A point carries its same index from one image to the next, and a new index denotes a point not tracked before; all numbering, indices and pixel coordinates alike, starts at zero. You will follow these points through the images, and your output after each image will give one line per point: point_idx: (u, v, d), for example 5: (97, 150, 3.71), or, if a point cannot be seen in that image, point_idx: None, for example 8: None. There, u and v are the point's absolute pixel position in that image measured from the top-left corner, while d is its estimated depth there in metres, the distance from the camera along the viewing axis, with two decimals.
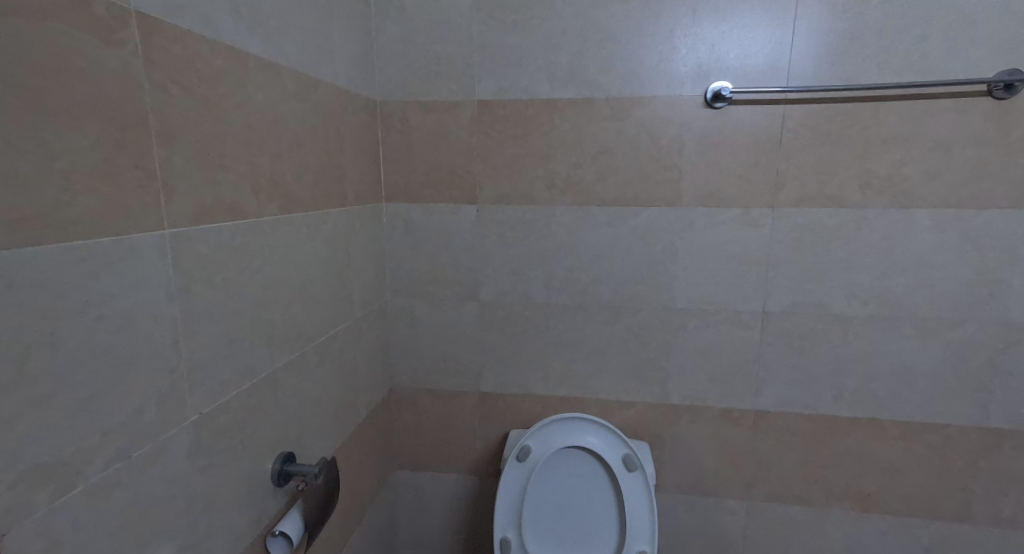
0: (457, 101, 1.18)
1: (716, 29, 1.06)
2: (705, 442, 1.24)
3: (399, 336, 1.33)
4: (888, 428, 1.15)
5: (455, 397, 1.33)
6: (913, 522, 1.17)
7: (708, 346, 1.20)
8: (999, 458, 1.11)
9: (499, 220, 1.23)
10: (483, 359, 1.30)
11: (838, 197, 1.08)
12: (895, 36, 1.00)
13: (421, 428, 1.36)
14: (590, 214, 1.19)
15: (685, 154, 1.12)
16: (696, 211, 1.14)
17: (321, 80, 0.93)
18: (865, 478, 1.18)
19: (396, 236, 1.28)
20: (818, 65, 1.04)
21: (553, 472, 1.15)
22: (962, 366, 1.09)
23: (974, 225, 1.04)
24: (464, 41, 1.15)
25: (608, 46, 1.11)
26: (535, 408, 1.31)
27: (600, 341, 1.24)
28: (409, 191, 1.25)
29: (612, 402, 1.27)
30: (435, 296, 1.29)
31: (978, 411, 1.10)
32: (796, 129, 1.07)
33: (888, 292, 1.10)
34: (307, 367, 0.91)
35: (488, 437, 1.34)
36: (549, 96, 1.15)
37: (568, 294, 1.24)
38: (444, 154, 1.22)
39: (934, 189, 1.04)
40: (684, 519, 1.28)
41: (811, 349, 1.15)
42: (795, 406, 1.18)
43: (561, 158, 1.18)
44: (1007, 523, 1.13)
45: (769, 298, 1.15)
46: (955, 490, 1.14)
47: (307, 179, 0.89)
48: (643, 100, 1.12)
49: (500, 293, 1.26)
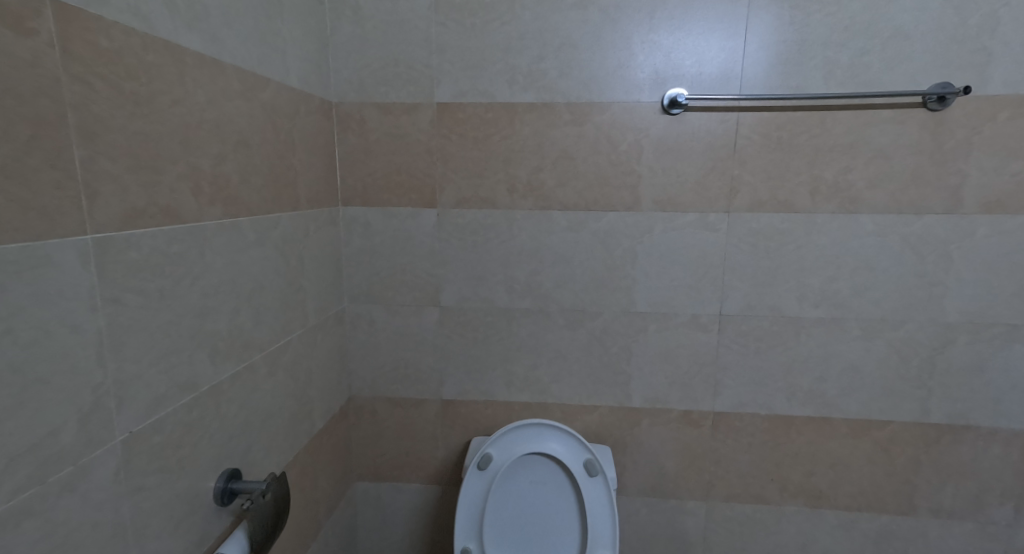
0: (416, 103, 1.16)
1: (672, 37, 1.08)
2: (665, 445, 1.25)
3: (357, 344, 1.29)
4: (838, 426, 1.19)
5: (417, 405, 1.30)
6: (861, 516, 1.21)
7: (668, 349, 1.21)
8: (939, 452, 1.16)
9: (459, 224, 1.21)
10: (445, 366, 1.28)
11: (789, 202, 1.11)
12: (839, 48, 1.04)
13: (381, 437, 1.32)
14: (551, 219, 1.19)
15: (644, 159, 1.14)
16: (656, 215, 1.16)
17: (270, 79, 0.89)
18: (818, 475, 1.21)
19: (354, 241, 1.24)
20: (768, 75, 1.07)
21: (515, 479, 1.14)
22: (904, 365, 1.14)
23: (914, 230, 1.09)
24: (422, 43, 1.13)
25: (567, 51, 1.11)
26: (498, 414, 1.29)
27: (562, 346, 1.24)
28: (368, 194, 1.22)
29: (574, 406, 1.26)
30: (395, 301, 1.26)
31: (919, 408, 1.15)
32: (749, 136, 1.10)
33: (836, 295, 1.14)
34: (256, 378, 0.86)
35: (451, 445, 1.31)
36: (509, 100, 1.15)
37: (530, 299, 1.23)
38: (403, 157, 1.19)
39: (878, 196, 1.08)
40: (646, 522, 1.28)
41: (765, 351, 1.18)
42: (751, 406, 1.21)
43: (522, 162, 1.17)
44: (945, 514, 1.18)
45: (725, 301, 1.17)
46: (900, 485, 1.19)
47: (255, 182, 0.85)
48: (602, 106, 1.13)
49: (462, 298, 1.25)
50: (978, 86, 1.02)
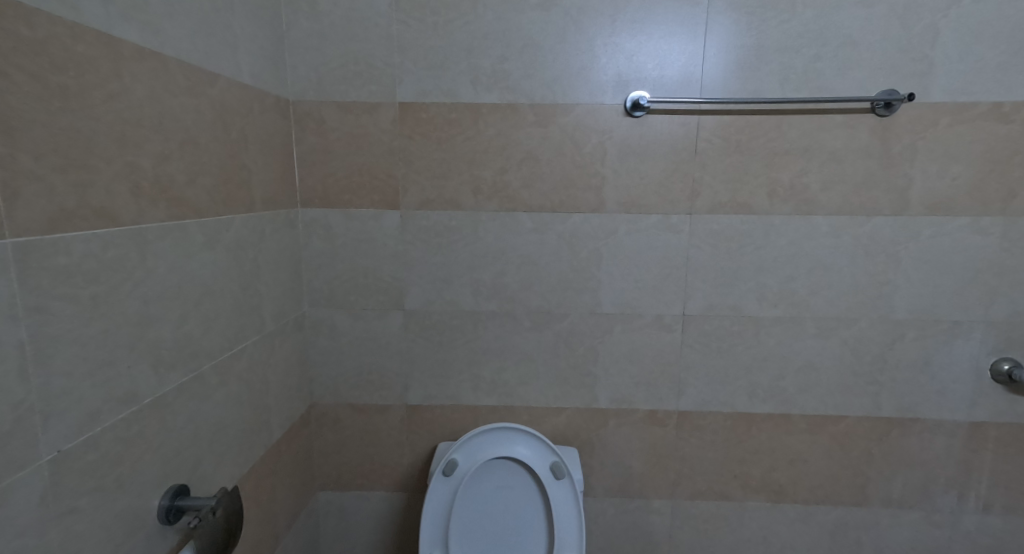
0: (378, 103, 1.14)
1: (634, 40, 1.09)
2: (631, 445, 1.26)
3: (319, 349, 1.25)
4: (796, 421, 1.22)
5: (381, 411, 1.27)
6: (819, 508, 1.25)
7: (633, 350, 1.22)
8: (891, 445, 1.21)
9: (423, 226, 1.19)
10: (410, 371, 1.25)
11: (748, 204, 1.14)
12: (793, 55, 1.07)
13: (344, 445, 1.29)
14: (517, 221, 1.18)
15: (608, 160, 1.14)
16: (620, 217, 1.17)
17: (220, 74, 0.85)
18: (778, 470, 1.24)
19: (314, 243, 1.20)
20: (727, 79, 1.09)
21: (481, 485, 1.12)
22: (857, 361, 1.18)
23: (865, 231, 1.13)
24: (383, 41, 1.11)
25: (531, 52, 1.11)
26: (464, 419, 1.27)
27: (529, 348, 1.23)
28: (328, 196, 1.18)
29: (541, 409, 1.26)
30: (358, 305, 1.23)
31: (871, 402, 1.19)
32: (710, 139, 1.12)
33: (794, 294, 1.17)
34: (206, 388, 0.82)
35: (417, 451, 1.29)
36: (472, 100, 1.13)
37: (496, 301, 1.22)
38: (364, 157, 1.16)
39: (831, 198, 1.12)
40: (614, 522, 1.29)
41: (727, 350, 1.20)
42: (714, 405, 1.23)
43: (486, 163, 1.16)
44: (896, 504, 1.23)
45: (689, 301, 1.19)
46: (855, 477, 1.23)
47: (204, 182, 0.81)
48: (566, 107, 1.13)
49: (427, 302, 1.22)
50: (921, 93, 1.06)
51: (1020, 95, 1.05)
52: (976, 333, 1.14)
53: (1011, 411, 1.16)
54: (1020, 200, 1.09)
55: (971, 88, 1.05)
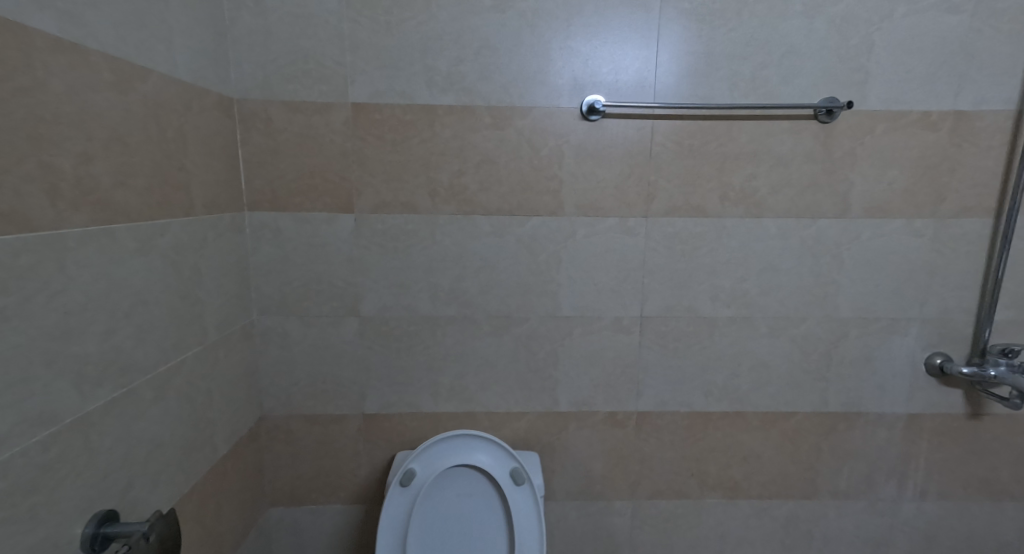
0: (329, 103, 1.10)
1: (589, 44, 1.09)
2: (592, 447, 1.26)
3: (269, 359, 1.19)
4: (750, 419, 1.25)
5: (336, 421, 1.23)
6: (772, 503, 1.29)
7: (593, 352, 1.23)
8: (837, 438, 1.25)
9: (378, 230, 1.16)
10: (366, 379, 1.22)
11: (701, 207, 1.16)
12: (742, 62, 1.10)
13: (298, 458, 1.23)
14: (475, 224, 1.16)
15: (565, 164, 1.14)
16: (578, 220, 1.17)
17: (154, 70, 0.80)
18: (733, 467, 1.27)
19: (263, 248, 1.15)
20: (680, 85, 1.11)
21: (440, 494, 1.10)
22: (805, 359, 1.22)
23: (811, 233, 1.17)
24: (333, 40, 1.08)
25: (486, 54, 1.10)
26: (424, 426, 1.25)
27: (488, 353, 1.22)
28: (278, 198, 1.13)
29: (502, 414, 1.25)
30: (311, 312, 1.19)
31: (819, 399, 1.24)
32: (664, 144, 1.14)
33: (745, 295, 1.20)
34: (140, 405, 0.77)
35: (374, 462, 1.25)
36: (428, 102, 1.11)
37: (455, 306, 1.20)
38: (315, 158, 1.12)
39: (779, 201, 1.16)
40: (576, 525, 1.29)
41: (683, 350, 1.22)
42: (671, 405, 1.25)
43: (443, 166, 1.14)
44: (843, 495, 1.28)
45: (646, 303, 1.21)
46: (805, 471, 1.27)
47: (135, 184, 0.76)
48: (523, 110, 1.12)
49: (383, 307, 1.19)
50: (860, 101, 1.12)
51: (946, 105, 1.11)
52: (912, 330, 1.20)
53: (944, 403, 1.23)
54: (949, 203, 1.15)
55: (904, 97, 1.11)
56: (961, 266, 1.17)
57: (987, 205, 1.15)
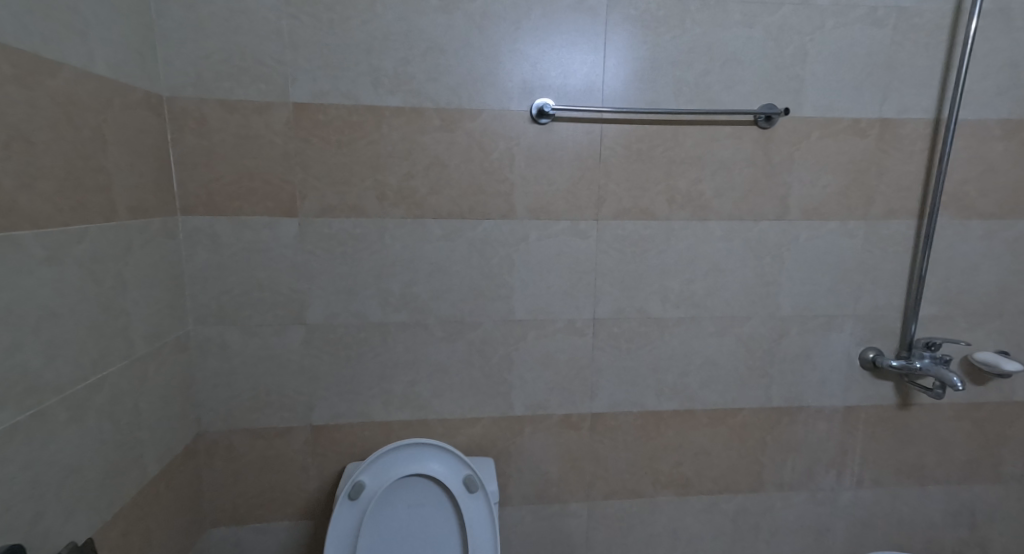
0: (269, 102, 1.06)
1: (538, 48, 1.09)
2: (547, 450, 1.26)
3: (207, 371, 1.13)
4: (699, 416, 1.28)
5: (282, 434, 1.18)
6: (721, 497, 1.32)
7: (547, 355, 1.23)
8: (781, 432, 1.30)
9: (324, 234, 1.12)
10: (313, 389, 1.17)
11: (650, 210, 1.18)
12: (685, 68, 1.13)
13: (240, 476, 1.17)
14: (425, 228, 1.14)
15: (516, 167, 1.14)
16: (530, 223, 1.17)
17: (66, 64, 0.75)
18: (684, 464, 1.30)
19: (199, 255, 1.09)
20: (627, 90, 1.13)
21: (392, 505, 1.07)
22: (750, 356, 1.26)
23: (754, 235, 1.21)
24: (272, 36, 1.03)
25: (434, 55, 1.08)
26: (376, 436, 1.21)
27: (442, 358, 1.20)
28: (214, 202, 1.08)
29: (456, 420, 1.23)
30: (252, 321, 1.13)
31: (763, 394, 1.28)
32: (613, 147, 1.15)
33: (693, 296, 1.23)
34: (51, 427, 0.71)
35: (324, 475, 1.20)
36: (374, 102, 1.08)
37: (406, 311, 1.17)
38: (255, 160, 1.07)
39: (723, 204, 1.19)
40: (532, 529, 1.29)
41: (635, 351, 1.24)
42: (624, 405, 1.26)
43: (391, 169, 1.11)
44: (787, 486, 1.33)
45: (598, 305, 1.22)
46: (752, 465, 1.31)
47: (43, 187, 0.70)
48: (472, 112, 1.11)
49: (331, 314, 1.15)
50: (795, 108, 1.16)
51: (874, 112, 1.17)
52: (847, 326, 1.26)
53: (877, 395, 1.30)
54: (878, 206, 1.22)
55: (836, 105, 1.17)
56: (890, 265, 1.24)
57: (911, 207, 1.22)
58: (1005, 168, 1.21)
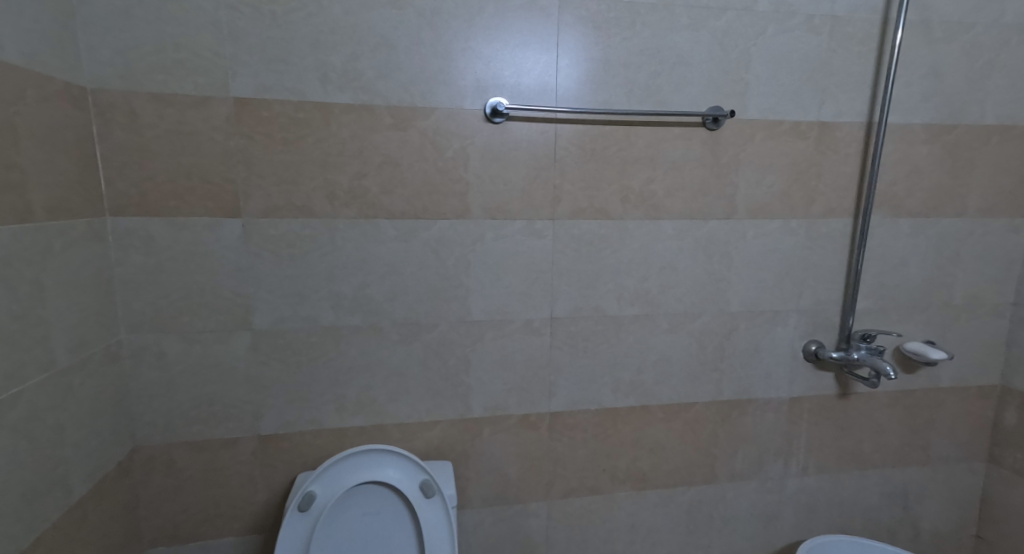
0: (206, 97, 1.00)
1: (491, 46, 1.09)
2: (506, 451, 1.25)
3: (142, 382, 1.06)
4: (655, 411, 1.31)
5: (227, 446, 1.12)
6: (676, 490, 1.35)
7: (505, 355, 1.22)
8: (732, 424, 1.35)
9: (270, 235, 1.07)
10: (261, 398, 1.12)
11: (605, 210, 1.20)
12: (637, 70, 1.15)
13: (181, 492, 1.11)
14: (378, 228, 1.11)
15: (470, 166, 1.13)
16: (486, 223, 1.16)
17: None
18: (641, 459, 1.32)
19: (131, 259, 1.02)
20: (580, 90, 1.14)
21: (345, 514, 1.04)
22: (702, 352, 1.30)
23: (704, 233, 1.24)
24: (209, 27, 0.98)
25: (384, 52, 1.05)
26: (329, 444, 1.17)
27: (397, 361, 1.17)
28: (148, 202, 1.01)
29: (413, 425, 1.20)
30: (193, 328, 1.07)
31: (715, 389, 1.32)
32: (568, 148, 1.16)
33: (647, 293, 1.25)
34: None
35: (273, 487, 1.15)
36: (321, 99, 1.05)
37: (359, 315, 1.14)
38: (192, 157, 1.02)
39: (675, 204, 1.22)
40: (492, 531, 1.28)
41: (592, 349, 1.25)
42: (582, 403, 1.27)
43: (341, 167, 1.08)
44: (738, 476, 1.37)
45: (555, 304, 1.22)
46: (705, 457, 1.35)
47: None
48: (425, 111, 1.09)
49: (279, 319, 1.10)
50: (741, 111, 1.20)
51: (813, 116, 1.23)
52: (791, 320, 1.32)
53: (820, 385, 1.36)
54: (818, 205, 1.27)
55: (778, 109, 1.21)
56: (829, 262, 1.31)
57: (847, 207, 1.29)
58: (931, 169, 1.29)
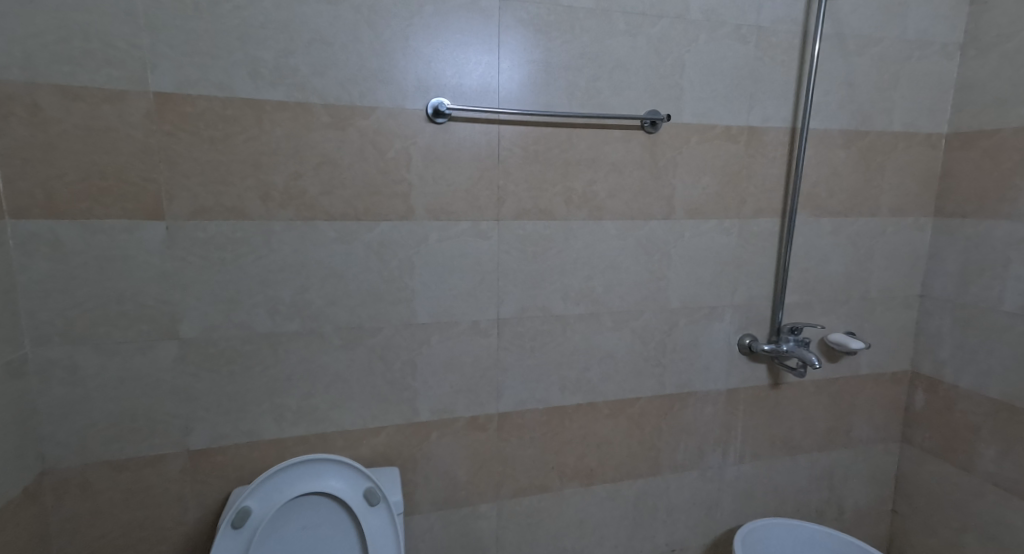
0: (122, 91, 0.93)
1: (431, 46, 1.07)
2: (455, 455, 1.24)
3: (52, 398, 0.98)
4: (601, 408, 1.34)
5: (153, 463, 1.05)
6: (623, 484, 1.39)
7: (452, 358, 1.21)
8: (674, 417, 1.39)
9: (197, 239, 1.01)
10: (191, 411, 1.06)
11: (549, 211, 1.21)
12: (577, 73, 1.17)
13: (100, 516, 1.03)
14: (316, 230, 1.07)
15: (413, 166, 1.11)
16: (430, 224, 1.14)
17: None
18: (588, 456, 1.35)
19: (36, 265, 0.94)
20: (522, 92, 1.14)
21: (284, 528, 1.00)
22: (645, 348, 1.34)
23: (645, 233, 1.28)
24: (124, 17, 0.92)
25: (319, 48, 1.02)
26: (267, 456, 1.12)
27: (340, 367, 1.14)
28: (55, 204, 0.93)
29: (357, 432, 1.17)
30: (111, 339, 1.00)
31: (657, 383, 1.37)
32: (511, 149, 1.16)
33: (592, 292, 1.28)
34: None
35: (205, 504, 1.09)
36: (252, 95, 1.00)
37: (297, 320, 1.10)
38: (107, 155, 0.95)
39: (617, 205, 1.25)
40: (441, 535, 1.27)
41: (539, 349, 1.26)
42: (530, 403, 1.28)
43: (275, 167, 1.03)
44: (681, 467, 1.42)
45: (501, 305, 1.22)
46: (650, 450, 1.39)
47: None
48: (364, 110, 1.06)
49: (209, 327, 1.04)
50: (677, 115, 1.25)
51: (743, 121, 1.29)
52: (727, 315, 1.38)
53: (754, 377, 1.43)
54: (748, 206, 1.34)
55: (711, 113, 1.27)
56: (760, 259, 1.38)
57: (775, 207, 1.36)
58: (848, 172, 1.39)
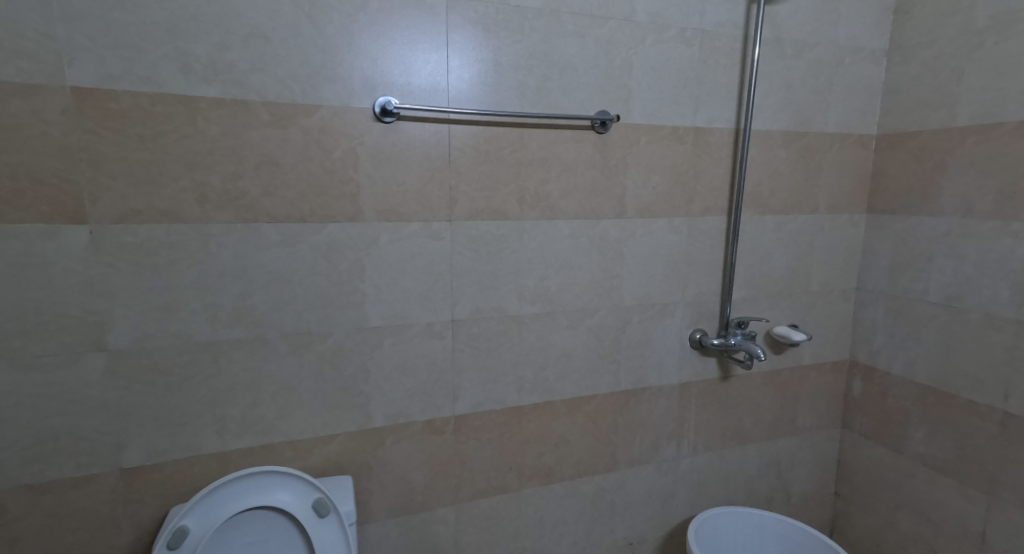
0: (34, 85, 0.87)
1: (377, 43, 1.05)
2: (411, 460, 1.22)
3: None
4: (558, 406, 1.34)
5: (80, 484, 0.98)
6: (581, 481, 1.40)
7: (405, 361, 1.18)
8: (630, 413, 1.42)
9: (126, 243, 0.95)
10: (123, 427, 0.99)
11: (502, 210, 1.20)
12: (527, 73, 1.16)
13: (20, 543, 0.96)
14: (258, 233, 1.03)
15: (361, 166, 1.08)
16: (380, 225, 1.11)
17: None
18: (546, 454, 1.35)
19: None
20: (472, 91, 1.13)
21: (226, 544, 0.96)
22: (600, 345, 1.35)
23: (597, 232, 1.30)
24: (35, 5, 0.85)
25: (256, 43, 0.97)
26: (208, 471, 1.06)
27: (287, 375, 1.09)
28: None
29: (307, 441, 1.13)
30: (28, 353, 0.92)
31: (613, 380, 1.38)
32: (462, 149, 1.15)
33: (547, 291, 1.28)
34: None
35: (141, 525, 1.03)
36: (183, 92, 0.95)
37: (239, 327, 1.05)
38: (20, 155, 0.88)
39: (569, 204, 1.26)
40: (398, 542, 1.24)
41: (495, 349, 1.26)
42: (487, 404, 1.27)
43: (212, 167, 0.98)
44: (637, 461, 1.45)
45: (456, 307, 1.20)
46: (606, 446, 1.41)
47: None
48: (308, 108, 1.03)
49: (140, 337, 0.98)
50: (626, 115, 1.27)
51: (689, 122, 1.32)
52: (678, 312, 1.42)
53: (705, 370, 1.48)
54: (697, 204, 1.38)
55: (660, 114, 1.29)
56: (709, 256, 1.42)
57: (722, 205, 1.40)
58: (788, 172, 1.45)
